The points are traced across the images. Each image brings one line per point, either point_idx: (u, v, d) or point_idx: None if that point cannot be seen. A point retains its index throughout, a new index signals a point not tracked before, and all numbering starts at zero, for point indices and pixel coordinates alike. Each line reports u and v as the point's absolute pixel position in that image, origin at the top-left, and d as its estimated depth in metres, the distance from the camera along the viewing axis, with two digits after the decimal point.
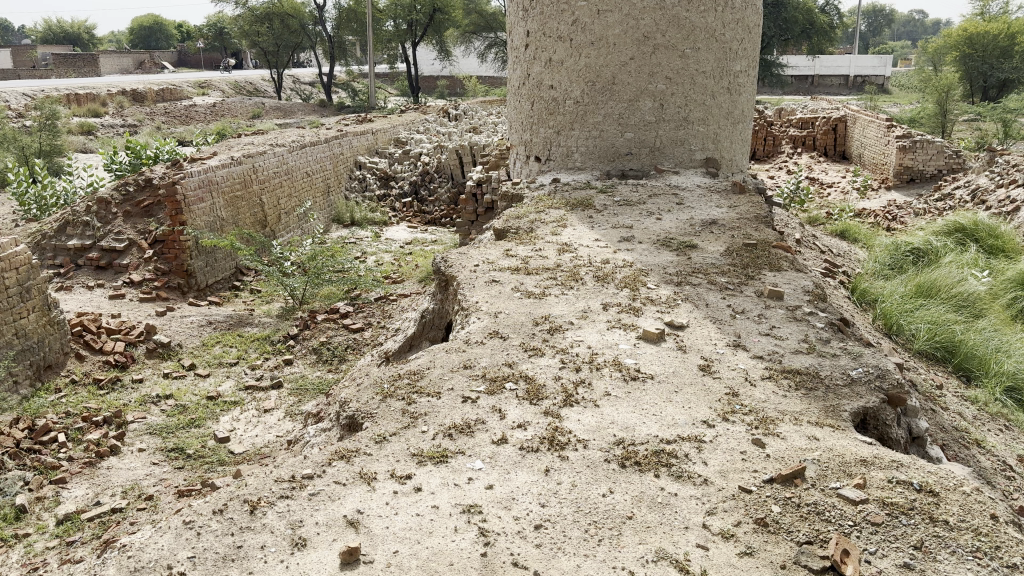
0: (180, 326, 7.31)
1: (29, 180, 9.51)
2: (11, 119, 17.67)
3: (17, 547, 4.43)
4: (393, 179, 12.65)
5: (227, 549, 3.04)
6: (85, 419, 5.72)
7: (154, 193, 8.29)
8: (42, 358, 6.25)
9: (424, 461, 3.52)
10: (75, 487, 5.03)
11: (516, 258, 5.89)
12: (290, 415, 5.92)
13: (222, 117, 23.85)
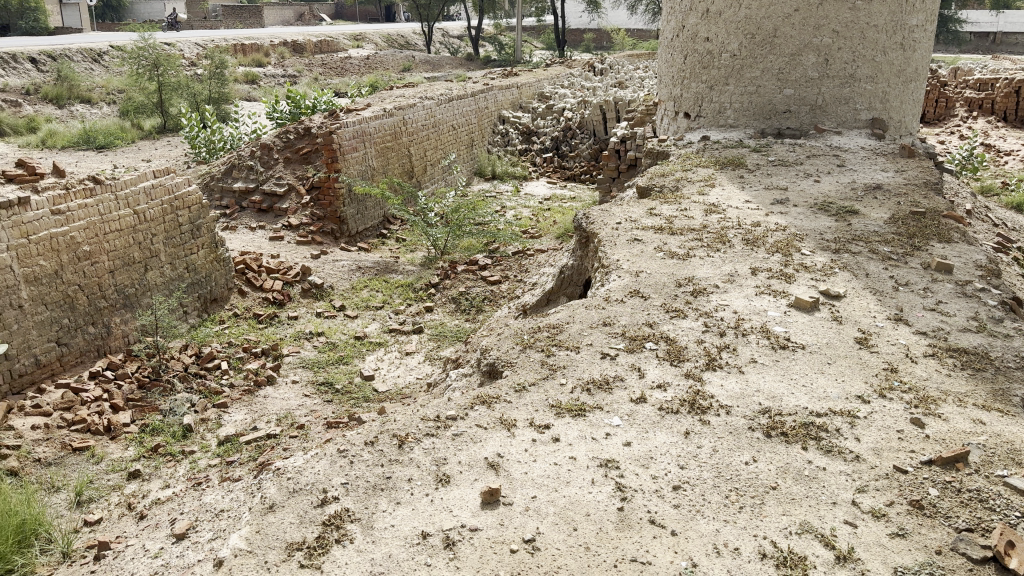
0: (331, 269, 7.68)
1: (200, 125, 10.17)
2: (188, 67, 18.98)
3: (184, 462, 4.89)
4: (535, 134, 12.66)
5: (376, 479, 3.21)
6: (245, 349, 6.15)
7: (312, 141, 8.67)
8: (209, 292, 6.76)
9: (563, 413, 3.54)
10: (235, 411, 5.43)
11: (660, 217, 5.76)
12: (429, 359, 6.12)
13: (375, 70, 24.60)
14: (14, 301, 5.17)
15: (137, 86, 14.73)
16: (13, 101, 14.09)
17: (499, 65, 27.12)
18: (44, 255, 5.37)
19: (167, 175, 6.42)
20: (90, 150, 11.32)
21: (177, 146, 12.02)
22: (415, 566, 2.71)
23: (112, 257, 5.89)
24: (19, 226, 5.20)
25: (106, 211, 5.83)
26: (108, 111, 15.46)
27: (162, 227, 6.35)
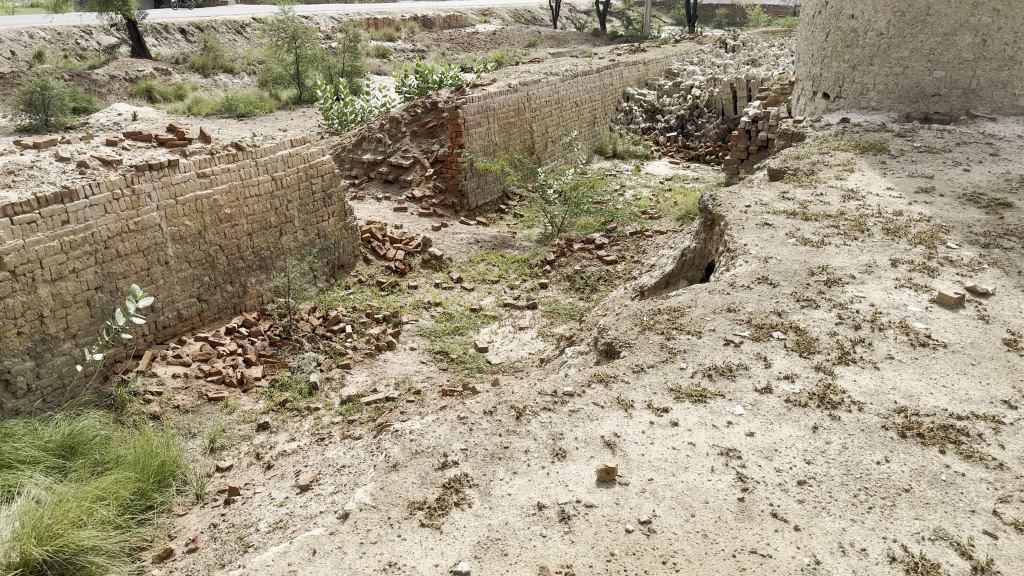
0: (451, 242, 7.83)
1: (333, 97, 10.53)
2: (324, 41, 19.60)
3: (308, 418, 5.13)
4: (659, 113, 12.49)
5: (495, 448, 3.26)
6: (368, 315, 6.37)
7: (438, 115, 8.82)
8: (337, 258, 7.05)
9: (683, 398, 3.48)
10: (357, 373, 5.65)
11: (793, 202, 5.55)
12: (542, 335, 6.11)
13: (502, 45, 24.65)
14: (162, 258, 5.56)
15: (276, 58, 15.33)
16: (165, 70, 14.99)
17: (625, 41, 26.64)
18: (190, 216, 5.73)
19: (303, 145, 6.68)
20: (231, 119, 11.91)
21: (311, 117, 12.48)
22: (530, 536, 2.75)
23: (250, 221, 6.22)
24: (169, 188, 5.56)
25: (247, 176, 6.14)
26: (248, 81, 16.20)
27: (297, 194, 6.63)
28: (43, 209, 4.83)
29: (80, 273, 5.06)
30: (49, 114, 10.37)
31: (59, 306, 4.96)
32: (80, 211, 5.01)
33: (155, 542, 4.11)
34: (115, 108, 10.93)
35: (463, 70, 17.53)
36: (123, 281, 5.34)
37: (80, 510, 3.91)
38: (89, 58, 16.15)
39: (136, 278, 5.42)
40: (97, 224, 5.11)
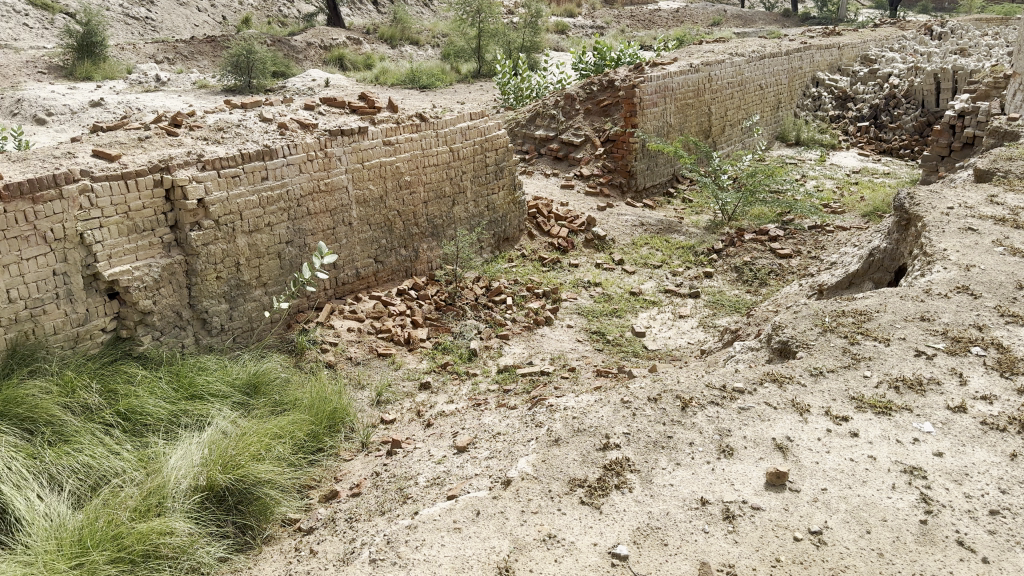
0: (616, 223, 7.79)
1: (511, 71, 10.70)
2: (507, 14, 19.89)
3: (467, 383, 5.30)
4: (851, 100, 11.79)
5: (658, 436, 3.23)
6: (529, 289, 6.47)
7: (614, 94, 8.75)
8: (503, 231, 7.21)
9: (864, 408, 3.30)
10: (515, 344, 5.76)
11: (1003, 207, 5.09)
12: (704, 326, 5.95)
13: (684, 23, 24.03)
14: (346, 219, 5.95)
15: (459, 31, 15.74)
16: (355, 39, 15.73)
17: (817, 24, 25.10)
18: (373, 180, 6.07)
19: (481, 118, 6.85)
20: (413, 89, 12.37)
21: (488, 90, 12.75)
22: (692, 530, 2.71)
23: (426, 189, 6.49)
24: (357, 153, 5.93)
25: (427, 146, 6.40)
26: (431, 52, 16.69)
27: (472, 166, 6.82)
28: (246, 165, 5.32)
29: (274, 227, 5.54)
30: (252, 77, 11.15)
31: (253, 256, 5.47)
32: (277, 169, 5.47)
33: (322, 483, 4.42)
34: (310, 73, 11.61)
35: (642, 49, 17.19)
36: (311, 238, 5.78)
37: (260, 444, 4.30)
38: (290, 26, 17.21)
39: (322, 236, 5.84)
40: (291, 182, 5.56)
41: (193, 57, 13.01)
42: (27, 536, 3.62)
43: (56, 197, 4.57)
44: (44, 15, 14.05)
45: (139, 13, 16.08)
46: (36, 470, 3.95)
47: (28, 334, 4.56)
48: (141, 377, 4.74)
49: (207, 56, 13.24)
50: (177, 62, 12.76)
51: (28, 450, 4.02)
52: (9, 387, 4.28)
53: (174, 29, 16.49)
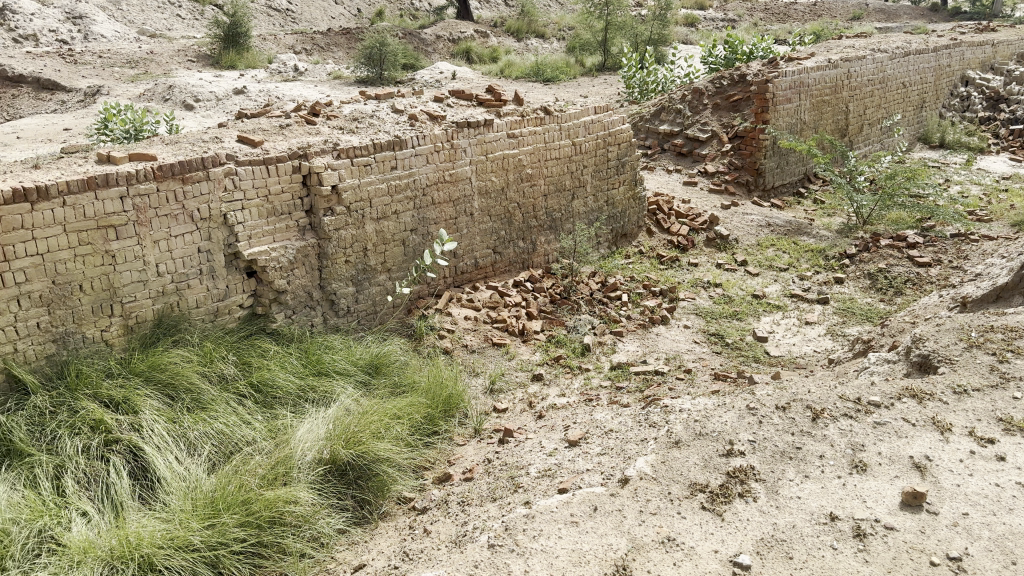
0: (741, 222, 7.60)
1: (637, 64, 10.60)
2: (635, 7, 19.66)
3: (579, 377, 5.29)
4: (1005, 101, 11.01)
5: (786, 446, 3.22)
6: (645, 286, 6.40)
7: (745, 88, 8.53)
8: (621, 227, 7.18)
9: (1013, 431, 3.14)
10: (630, 341, 5.70)
11: None
12: (831, 334, 5.71)
13: (821, 17, 23.05)
14: (468, 210, 6.06)
15: (585, 25, 15.70)
16: (483, 31, 15.95)
17: (968, 19, 23.47)
18: (496, 172, 6.15)
19: (606, 112, 6.83)
20: (538, 82, 12.45)
21: (613, 83, 12.67)
22: (820, 545, 2.68)
23: (547, 182, 6.51)
24: (482, 144, 6.02)
25: (550, 139, 6.43)
26: (557, 46, 16.68)
27: (593, 161, 6.81)
28: (378, 154, 5.51)
29: (400, 215, 5.71)
30: (383, 69, 11.46)
31: (380, 243, 5.66)
32: (406, 159, 5.63)
33: (436, 465, 4.53)
34: (438, 65, 11.86)
35: (776, 43, 16.57)
36: (434, 227, 5.92)
37: (380, 423, 4.45)
38: (421, 19, 17.61)
39: (445, 225, 5.97)
40: (418, 172, 5.71)
41: (329, 48, 13.53)
42: (167, 494, 3.90)
43: (203, 178, 4.86)
44: (196, 7, 14.96)
45: (281, 6, 16.83)
46: (176, 434, 4.25)
47: (174, 306, 4.91)
48: (273, 352, 5.00)
49: (342, 47, 13.72)
50: (314, 52, 13.30)
51: (170, 413, 4.33)
52: (155, 354, 4.62)
53: (312, 21, 17.17)
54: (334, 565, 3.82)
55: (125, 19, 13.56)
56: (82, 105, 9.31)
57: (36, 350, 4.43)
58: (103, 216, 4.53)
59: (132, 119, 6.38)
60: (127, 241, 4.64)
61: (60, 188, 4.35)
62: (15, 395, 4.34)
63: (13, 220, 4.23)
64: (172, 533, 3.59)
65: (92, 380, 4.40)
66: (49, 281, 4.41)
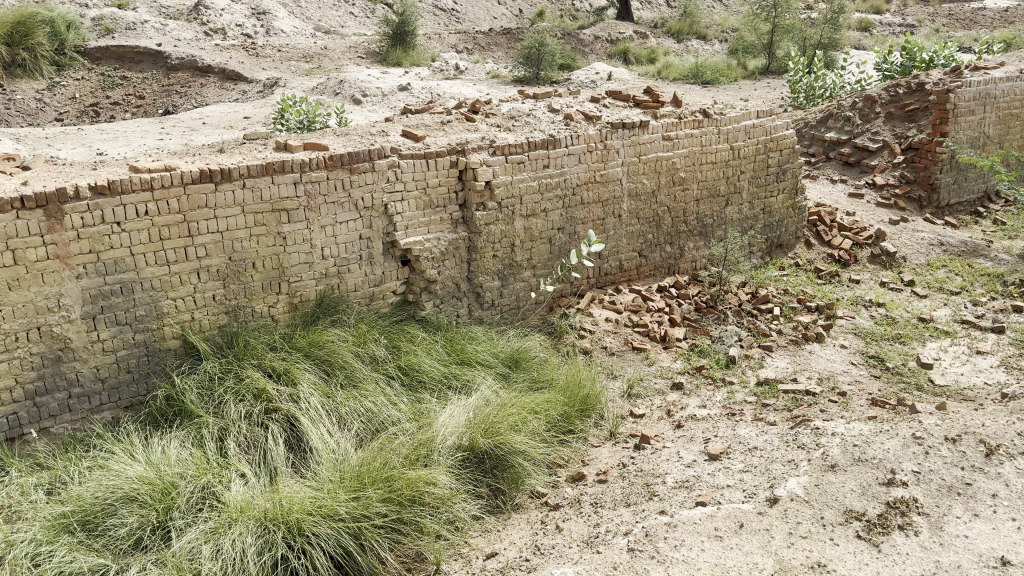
0: (909, 239, 7.17)
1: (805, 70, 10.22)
2: (804, 10, 18.91)
3: (722, 390, 5.16)
4: None
5: (954, 481, 3.20)
6: (799, 301, 6.17)
7: (923, 98, 8.06)
8: (777, 237, 6.97)
9: None
10: (778, 357, 5.50)
11: None
12: (1006, 366, 5.28)
13: (1014, 23, 21.28)
14: (617, 211, 6.05)
15: (750, 28, 15.26)
16: (643, 33, 15.84)
17: None
18: (648, 174, 6.10)
19: (769, 117, 6.64)
20: (696, 85, 12.21)
21: (776, 88, 12.23)
22: None
23: (701, 187, 6.40)
24: (636, 146, 6.00)
25: (708, 143, 6.32)
26: (718, 48, 16.29)
27: (751, 167, 6.63)
28: (531, 152, 5.60)
29: (549, 213, 5.78)
30: (540, 69, 11.59)
31: (527, 240, 5.75)
32: (559, 158, 5.70)
33: (570, 463, 4.56)
34: (596, 66, 11.87)
35: (959, 50, 15.44)
36: (581, 227, 5.95)
37: (518, 417, 4.53)
38: (581, 19, 17.68)
39: (592, 225, 5.99)
40: (570, 171, 5.77)
41: (489, 47, 13.86)
42: (318, 464, 4.14)
43: (369, 169, 5.12)
44: (368, 5, 15.75)
45: (447, 5, 17.38)
46: (329, 408, 4.51)
47: (334, 288, 5.20)
48: (420, 338, 5.20)
49: (502, 46, 14.01)
50: (474, 51, 13.66)
51: (325, 388, 4.59)
52: (315, 333, 4.92)
53: (475, 21, 17.63)
54: (467, 549, 3.94)
55: (303, 16, 14.43)
56: (261, 95, 10.01)
57: (210, 320, 4.84)
58: (277, 200, 4.86)
59: (307, 111, 6.79)
60: (297, 225, 4.96)
61: (242, 172, 4.70)
62: (190, 360, 4.75)
63: (199, 200, 4.62)
64: (321, 501, 3.82)
65: (257, 351, 4.74)
66: (225, 257, 4.79)
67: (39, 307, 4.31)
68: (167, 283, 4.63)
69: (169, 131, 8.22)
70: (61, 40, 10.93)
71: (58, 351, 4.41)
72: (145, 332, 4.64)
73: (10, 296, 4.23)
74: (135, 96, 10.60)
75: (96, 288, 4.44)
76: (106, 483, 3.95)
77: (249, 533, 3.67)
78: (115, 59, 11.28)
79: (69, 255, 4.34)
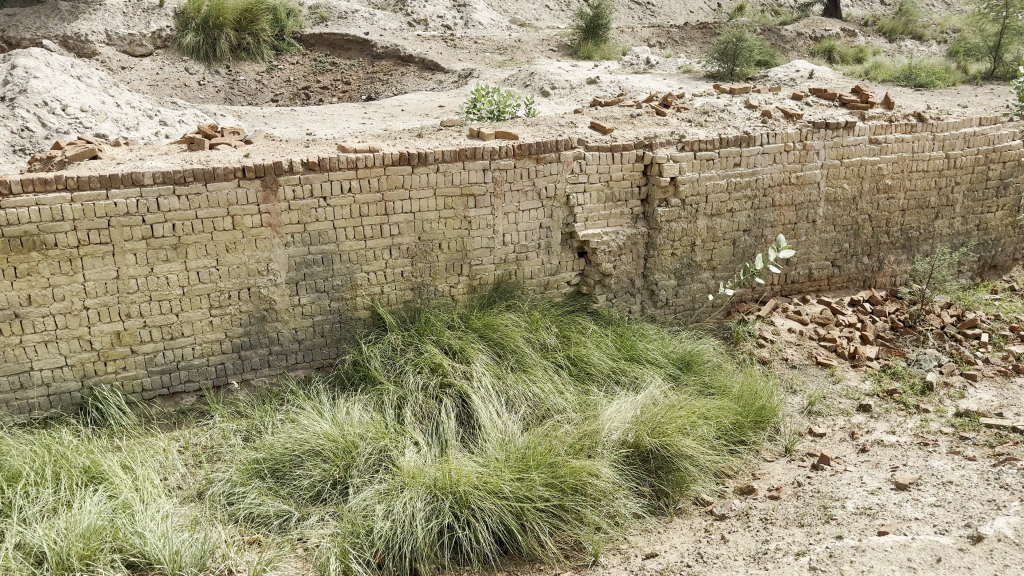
0: None
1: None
2: None
3: (914, 417, 4.77)
4: None
5: None
6: (1012, 328, 5.62)
7: None
8: (991, 257, 6.44)
9: None
10: (983, 389, 5.02)
11: None
12: None
13: None
14: (810, 216, 5.78)
15: (975, 28, 13.95)
16: (851, 31, 14.95)
17: None
18: (850, 179, 5.79)
19: (993, 125, 6.09)
20: (907, 86, 11.34)
21: (1001, 94, 11.14)
22: None
23: (907, 197, 6.00)
24: (838, 148, 5.70)
25: (919, 149, 5.89)
26: (936, 49, 15.01)
27: (968, 178, 6.11)
28: (723, 149, 5.44)
29: (736, 213, 5.60)
30: (735, 64, 11.21)
31: (710, 240, 5.61)
32: (752, 157, 5.50)
33: (739, 475, 4.40)
34: (796, 64, 11.34)
35: None
36: (770, 230, 5.73)
37: (688, 420, 4.41)
38: (783, 15, 16.95)
39: (782, 230, 5.76)
40: (763, 171, 5.56)
41: (683, 43, 13.61)
42: (485, 442, 4.26)
43: (555, 159, 5.17)
44: None
45: None
46: (499, 389, 4.61)
47: (512, 274, 5.32)
48: (591, 331, 5.20)
49: (696, 42, 13.71)
50: (668, 45, 13.47)
51: (496, 369, 4.70)
52: (492, 315, 5.06)
53: (671, 15, 17.32)
54: (627, 546, 3.90)
55: (500, 8, 14.80)
56: (456, 85, 10.40)
57: (397, 295, 5.09)
58: (467, 184, 5.02)
59: (498, 101, 6.97)
60: (483, 210, 5.11)
61: (437, 156, 4.89)
62: (376, 330, 5.02)
63: (396, 180, 4.86)
64: (487, 478, 3.91)
65: (436, 328, 4.94)
66: (416, 237, 5.01)
67: (250, 269, 4.71)
68: (362, 257, 4.92)
69: (370, 116, 8.70)
70: (282, 27, 11.81)
71: (263, 311, 4.81)
72: (339, 301, 4.95)
73: (226, 257, 4.64)
74: (342, 81, 11.33)
75: (300, 256, 4.79)
76: (296, 436, 4.26)
77: (419, 498, 3.83)
78: (327, 46, 12.07)
79: (280, 224, 4.70)
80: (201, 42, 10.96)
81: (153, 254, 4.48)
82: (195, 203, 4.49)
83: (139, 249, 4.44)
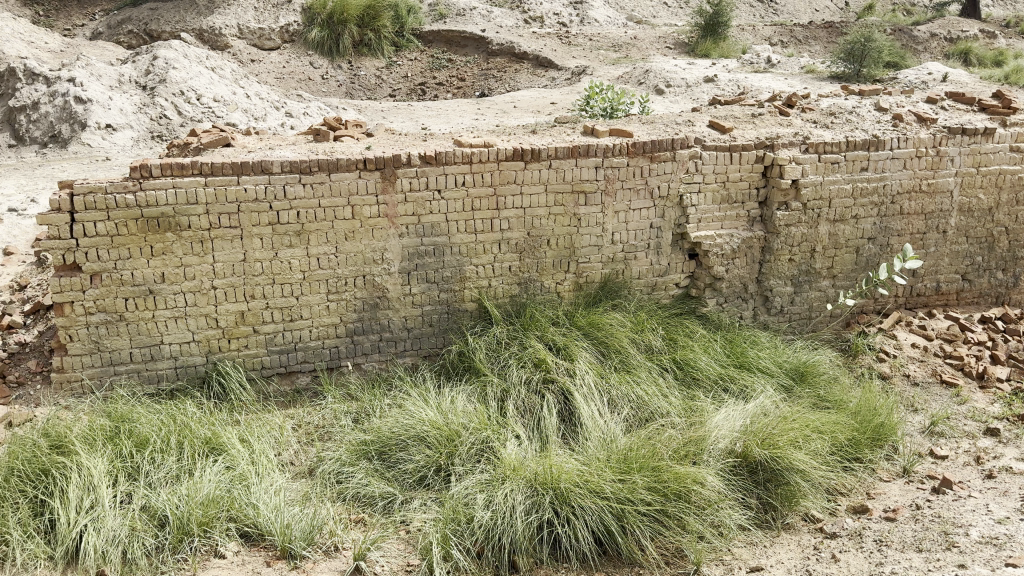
0: None
1: None
2: None
3: None
4: None
5: None
6: None
7: None
8: None
9: None
10: None
11: None
12: None
13: None
14: (941, 226, 5.50)
15: None
16: (991, 32, 14.09)
17: None
18: (986, 189, 5.49)
19: None
20: None
21: None
22: None
23: None
24: (975, 155, 5.40)
25: None
26: None
27: None
28: (850, 152, 5.23)
29: (860, 220, 5.37)
30: (863, 65, 10.77)
31: (831, 247, 5.40)
32: (881, 161, 5.26)
33: (853, 493, 4.22)
34: (928, 66, 10.79)
35: None
36: (896, 238, 5.47)
37: (800, 433, 4.26)
38: (916, 14, 16.13)
39: (910, 239, 5.49)
40: (892, 177, 5.31)
41: (806, 42, 13.18)
42: (586, 440, 4.25)
43: (669, 158, 5.09)
44: None
45: None
46: (601, 388, 4.58)
47: (620, 273, 5.27)
48: (700, 334, 5.10)
49: (820, 41, 13.22)
50: (790, 44, 13.09)
51: (600, 368, 4.67)
52: (597, 313, 5.04)
53: (795, 13, 16.76)
54: (730, 558, 3.80)
55: (618, 5, 14.69)
56: (569, 82, 10.41)
57: (504, 288, 5.13)
58: (578, 182, 5.01)
59: (612, 99, 6.91)
60: (593, 208, 5.09)
61: (550, 152, 4.90)
62: (482, 323, 5.09)
63: (509, 176, 4.90)
64: (587, 476, 3.90)
65: (541, 324, 4.96)
66: (525, 232, 5.04)
67: (367, 258, 4.85)
68: (472, 250, 4.99)
69: (484, 112, 8.81)
70: (402, 23, 12.10)
71: (376, 298, 4.94)
72: (449, 292, 5.04)
73: (345, 245, 4.80)
74: (457, 77, 11.51)
75: (413, 247, 4.90)
76: (402, 421, 4.37)
77: (520, 491, 3.85)
78: (444, 42, 12.29)
79: (396, 215, 4.82)
80: (325, 37, 11.36)
81: (277, 239, 4.67)
82: (318, 192, 4.65)
83: (265, 234, 4.64)
